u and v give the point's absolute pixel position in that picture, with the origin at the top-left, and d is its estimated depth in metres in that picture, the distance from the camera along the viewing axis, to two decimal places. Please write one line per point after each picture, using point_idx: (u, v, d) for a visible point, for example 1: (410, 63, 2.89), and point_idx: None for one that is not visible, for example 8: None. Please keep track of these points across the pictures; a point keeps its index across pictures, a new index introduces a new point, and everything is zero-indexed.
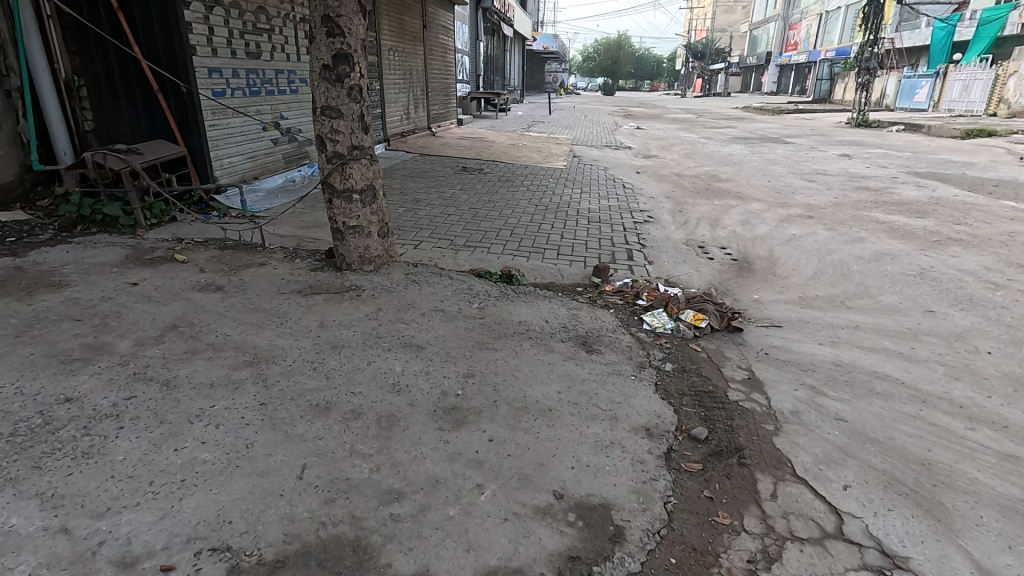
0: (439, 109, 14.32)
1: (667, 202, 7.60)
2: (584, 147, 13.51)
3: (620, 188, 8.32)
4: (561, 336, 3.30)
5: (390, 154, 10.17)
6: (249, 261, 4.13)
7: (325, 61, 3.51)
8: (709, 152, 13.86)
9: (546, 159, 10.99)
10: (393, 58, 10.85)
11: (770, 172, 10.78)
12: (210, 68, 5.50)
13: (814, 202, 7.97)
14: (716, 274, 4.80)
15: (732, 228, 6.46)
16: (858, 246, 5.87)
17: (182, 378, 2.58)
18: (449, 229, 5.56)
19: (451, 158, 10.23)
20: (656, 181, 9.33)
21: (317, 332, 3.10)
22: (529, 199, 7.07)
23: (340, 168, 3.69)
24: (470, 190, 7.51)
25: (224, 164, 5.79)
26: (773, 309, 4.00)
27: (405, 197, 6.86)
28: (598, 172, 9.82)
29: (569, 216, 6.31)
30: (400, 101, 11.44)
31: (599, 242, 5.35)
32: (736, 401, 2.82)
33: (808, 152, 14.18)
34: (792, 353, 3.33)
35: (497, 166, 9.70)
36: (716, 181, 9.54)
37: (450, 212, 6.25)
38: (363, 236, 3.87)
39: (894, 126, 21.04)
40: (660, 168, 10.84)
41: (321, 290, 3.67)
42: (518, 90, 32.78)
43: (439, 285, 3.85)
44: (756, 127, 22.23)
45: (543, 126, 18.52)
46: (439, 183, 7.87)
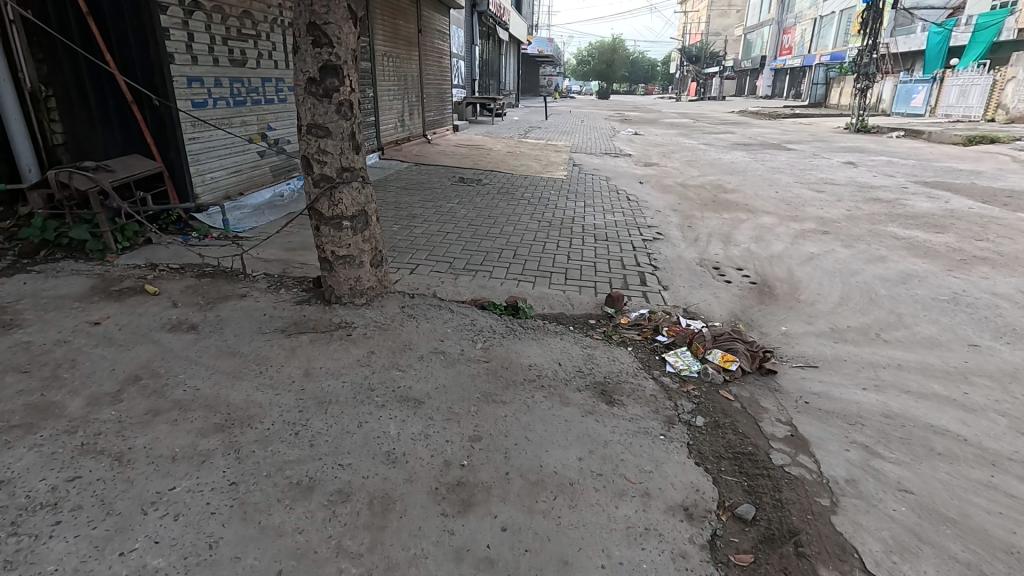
0: (434, 116, 13.96)
1: (675, 216, 7.26)
2: (583, 154, 13.18)
3: (625, 200, 7.98)
4: (576, 384, 2.94)
5: (384, 164, 9.79)
6: (229, 292, 3.75)
7: (311, 74, 3.13)
8: (711, 159, 13.56)
9: (546, 168, 10.65)
10: (387, 63, 10.48)
11: (775, 181, 10.47)
12: (189, 78, 5.11)
13: (827, 215, 7.66)
14: (737, 300, 4.45)
15: (746, 245, 6.13)
16: (881, 265, 5.54)
17: (139, 450, 2.20)
18: (448, 250, 5.19)
19: (447, 167, 9.86)
20: (660, 192, 9.00)
21: (301, 384, 2.72)
22: (531, 214, 6.71)
23: (329, 192, 3.32)
24: (468, 204, 7.14)
25: (205, 179, 5.40)
26: (804, 344, 3.66)
27: (399, 212, 6.47)
28: (600, 182, 9.48)
29: (574, 233, 5.95)
30: (394, 107, 11.06)
31: (609, 264, 5.00)
32: (781, 467, 2.46)
33: (811, 159, 13.93)
34: (835, 401, 2.98)
35: (495, 176, 9.34)
36: (722, 192, 9.22)
37: (448, 229, 5.88)
38: (355, 266, 3.50)
39: (894, 132, 20.87)
40: (663, 178, 10.51)
41: (308, 328, 3.29)
42: (513, 94, 32.50)
43: (438, 321, 3.48)
44: (754, 132, 22.01)
45: (540, 132, 18.20)
46: (435, 196, 7.49)
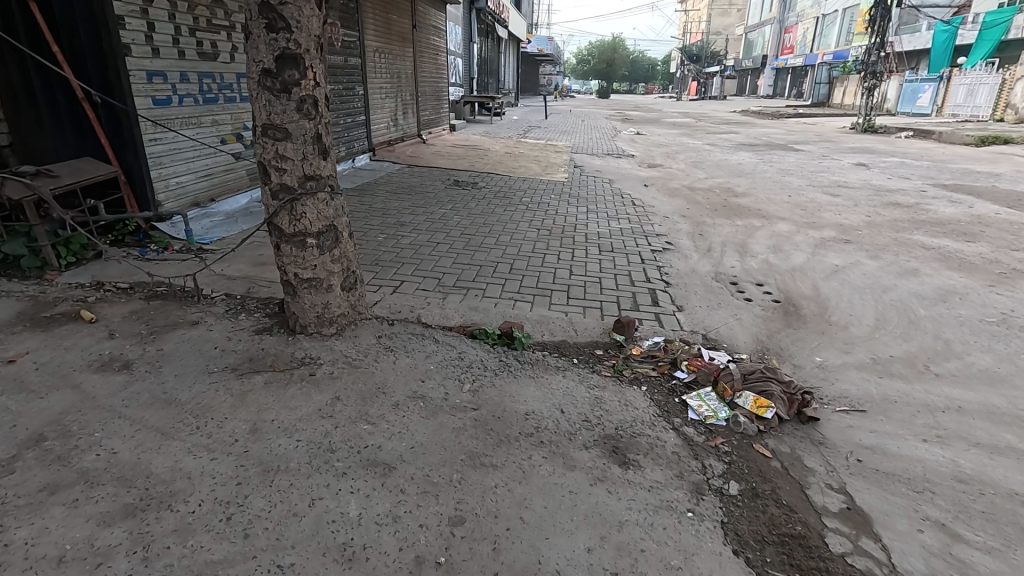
0: (430, 116, 13.47)
1: (684, 223, 6.76)
2: (585, 155, 12.68)
3: (630, 205, 7.48)
4: (582, 439, 2.43)
5: (375, 166, 9.27)
6: (179, 318, 3.24)
7: (265, 65, 2.61)
8: (717, 161, 13.06)
9: (546, 170, 10.15)
10: (378, 60, 9.97)
11: (786, 184, 9.97)
12: (149, 72, 4.60)
13: (846, 222, 7.16)
14: (761, 324, 3.95)
15: (763, 257, 5.63)
16: (913, 279, 5.03)
17: (17, 550, 1.69)
18: (437, 263, 4.68)
19: (442, 170, 9.36)
20: (667, 197, 8.50)
21: (244, 445, 2.21)
22: (530, 222, 6.20)
23: (289, 205, 2.80)
24: (462, 210, 6.63)
25: (169, 185, 4.89)
26: (845, 380, 3.15)
27: (386, 219, 5.96)
28: (603, 185, 8.98)
29: (577, 243, 5.45)
30: (387, 107, 10.56)
31: (615, 280, 4.50)
32: (841, 557, 1.95)
33: (821, 160, 13.44)
34: (893, 458, 2.47)
35: (493, 178, 8.83)
36: (732, 196, 8.72)
37: (438, 238, 5.37)
38: (322, 291, 2.98)
39: (902, 132, 20.37)
40: (668, 180, 10.01)
41: (265, 366, 2.79)
42: (512, 94, 32.03)
43: (419, 356, 2.98)
44: (759, 132, 21.53)
45: (540, 132, 17.72)
46: (426, 201, 6.98)
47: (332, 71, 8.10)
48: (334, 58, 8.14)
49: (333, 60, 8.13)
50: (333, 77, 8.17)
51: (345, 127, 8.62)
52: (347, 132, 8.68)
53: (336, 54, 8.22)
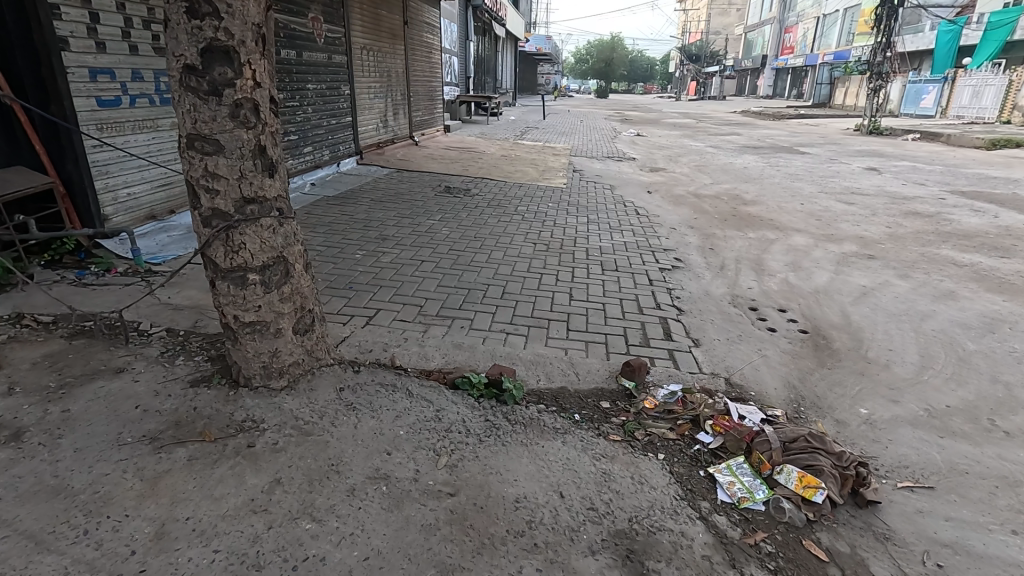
0: (423, 116, 12.92)
1: (693, 236, 6.24)
2: (584, 158, 12.17)
3: (633, 214, 6.95)
4: (587, 542, 1.90)
5: (362, 170, 8.73)
6: (102, 365, 2.70)
7: (189, 60, 2.07)
8: (721, 164, 12.56)
9: (543, 174, 9.63)
10: (367, 58, 9.43)
11: (797, 190, 9.47)
12: (93, 69, 4.06)
13: (867, 234, 6.65)
14: (790, 363, 3.42)
15: (782, 276, 5.11)
16: (952, 303, 4.52)
17: None
18: (419, 286, 4.15)
19: (433, 174, 8.82)
20: (672, 205, 7.98)
21: (141, 562, 1.67)
22: (526, 234, 5.68)
23: (224, 233, 2.27)
24: (452, 220, 6.10)
25: (117, 196, 4.36)
26: (901, 441, 2.63)
27: (367, 231, 5.43)
28: (604, 192, 8.46)
29: (577, 260, 4.93)
30: (376, 107, 10.00)
31: (621, 307, 3.98)
32: None
33: (829, 164, 12.92)
34: (982, 562, 1.95)
35: (487, 184, 8.30)
36: (742, 204, 8.21)
37: (424, 255, 4.84)
38: (269, 337, 2.45)
39: (908, 135, 19.86)
40: (673, 185, 9.51)
41: (193, 433, 2.25)
42: (509, 93, 31.47)
43: (386, 417, 2.44)
44: (761, 134, 21.03)
45: (538, 133, 17.22)
46: (413, 210, 6.46)
47: (314, 69, 7.56)
48: (317, 55, 7.60)
49: (316, 57, 7.59)
50: (317, 76, 7.63)
51: (329, 130, 8.07)
52: (331, 135, 8.14)
53: (319, 51, 7.68)
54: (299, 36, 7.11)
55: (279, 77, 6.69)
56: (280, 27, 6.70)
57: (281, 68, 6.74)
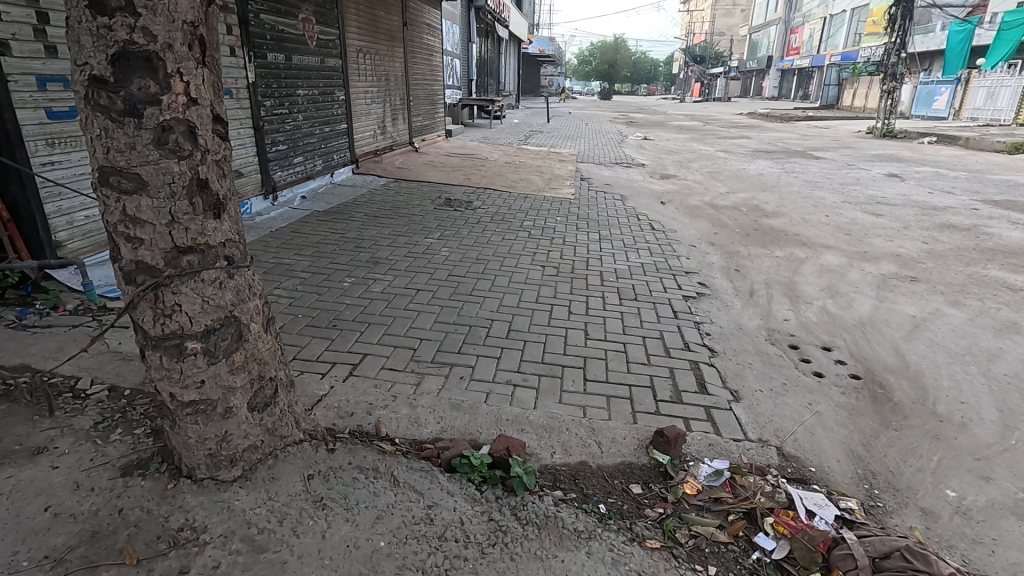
0: (424, 121, 12.43)
1: (715, 255, 5.72)
2: (592, 165, 11.65)
3: (648, 230, 6.43)
4: None
5: (357, 180, 8.23)
6: (18, 443, 2.20)
7: (95, 71, 1.57)
8: (735, 171, 12.02)
9: (549, 183, 9.11)
10: (363, 61, 8.92)
11: (818, 199, 8.93)
12: (41, 78, 3.56)
13: (903, 251, 6.11)
14: (849, 423, 2.89)
15: (820, 303, 4.59)
16: (1019, 338, 3.98)
17: None
18: (413, 322, 3.64)
19: (433, 184, 8.32)
20: (688, 217, 7.45)
21: None
22: (534, 255, 5.17)
23: (152, 292, 1.76)
24: (452, 238, 5.58)
25: (72, 219, 3.85)
26: (1008, 541, 2.10)
27: (358, 253, 4.93)
28: (615, 203, 7.94)
29: (591, 288, 4.42)
30: (373, 113, 9.50)
31: (645, 349, 3.47)
32: None
33: (847, 170, 12.38)
34: None
35: (490, 195, 7.80)
36: (762, 216, 7.69)
37: (419, 282, 4.33)
38: (215, 418, 1.94)
39: (924, 138, 19.28)
40: (687, 195, 8.98)
41: (111, 550, 1.74)
42: (512, 95, 30.96)
43: (364, 520, 1.93)
44: (771, 137, 20.49)
45: (543, 137, 16.72)
46: (409, 226, 5.95)
47: (305, 73, 7.06)
48: (309, 59, 7.09)
49: (308, 61, 7.08)
50: (308, 81, 7.12)
51: (322, 138, 7.57)
52: (324, 143, 7.65)
53: (311, 54, 7.17)
54: (288, 39, 6.59)
55: (267, 83, 6.18)
56: (269, 29, 6.19)
57: (270, 73, 6.23)
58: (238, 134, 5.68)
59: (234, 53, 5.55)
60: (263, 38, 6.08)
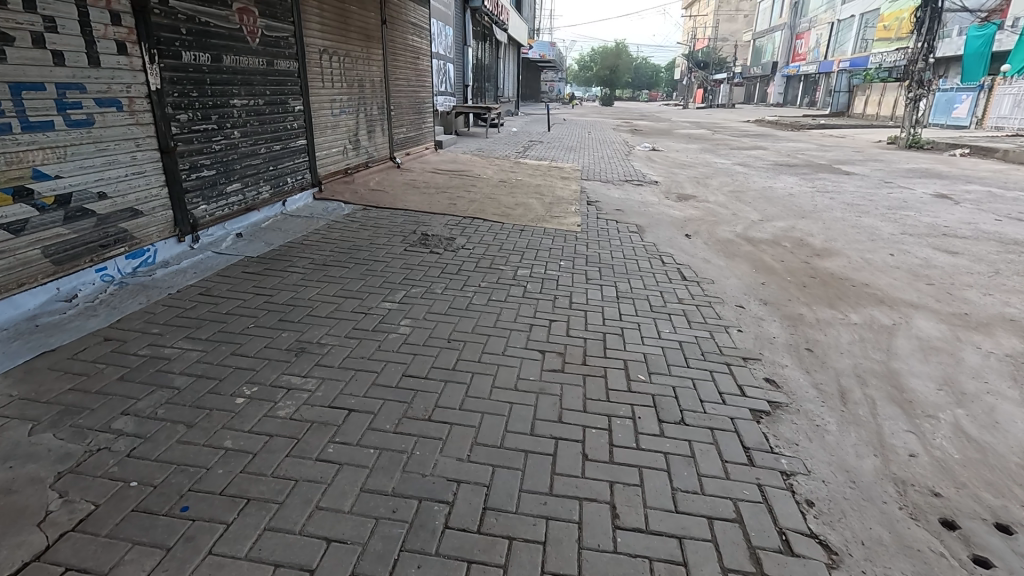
0: (409, 132, 11.04)
1: (773, 325, 4.26)
2: (598, 184, 10.21)
3: (678, 282, 4.98)
4: None
5: (317, 208, 6.78)
6: None
7: None
8: (760, 191, 10.59)
9: (551, 209, 7.67)
10: (328, 64, 7.50)
11: (871, 230, 7.49)
12: None
13: (1015, 313, 4.65)
14: None
15: (950, 417, 3.12)
16: None
17: None
18: (322, 497, 2.17)
19: (410, 213, 6.88)
20: (723, 258, 6.02)
21: None
22: (530, 335, 3.70)
23: None
24: (418, 301, 4.13)
25: None
26: None
27: (278, 334, 3.47)
28: (631, 237, 6.48)
29: (613, 403, 2.96)
30: (343, 125, 8.07)
31: (717, 558, 2.01)
32: None
33: (886, 188, 10.96)
34: None
35: (477, 229, 6.34)
36: (814, 256, 6.23)
37: (354, 395, 2.86)
38: None
39: (954, 150, 17.87)
40: (714, 224, 7.54)
41: None
42: (512, 101, 29.64)
43: None
44: (788, 148, 19.07)
45: (543, 149, 15.29)
46: (365, 280, 4.51)
47: (245, 78, 5.61)
48: (249, 60, 5.65)
49: (248, 63, 5.63)
50: (249, 87, 5.66)
51: (268, 160, 6.11)
52: (273, 164, 6.22)
53: (253, 54, 5.72)
54: (217, 34, 5.15)
55: (182, 90, 4.72)
56: (185, 19, 4.74)
57: (187, 78, 4.78)
58: (134, 160, 4.24)
59: (126, 50, 4.10)
60: (176, 31, 4.64)
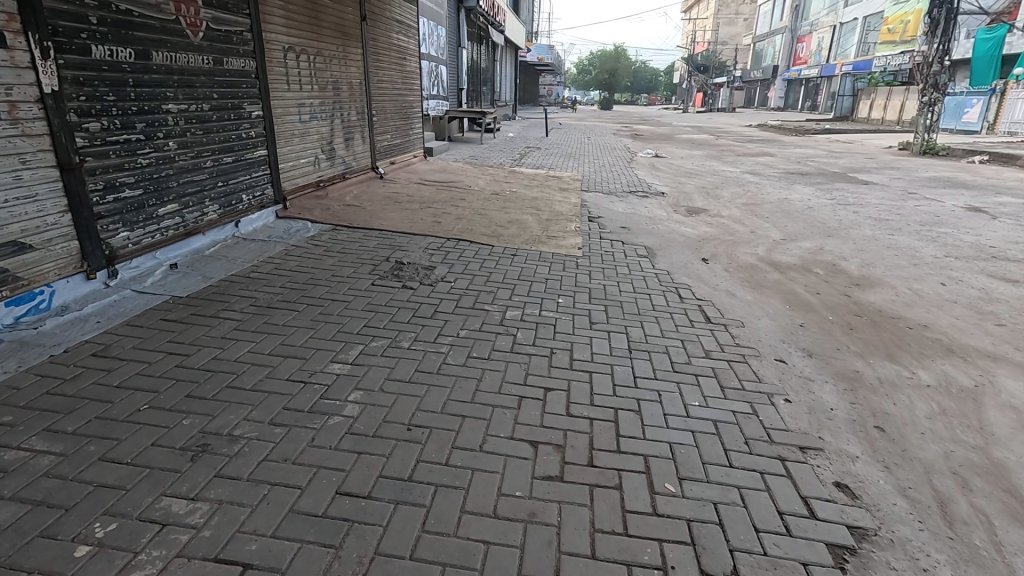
0: (395, 139, 10.20)
1: (827, 389, 3.37)
2: (600, 196, 9.37)
3: (701, 327, 4.10)
4: None
5: (279, 228, 5.91)
6: None
7: None
8: (777, 203, 9.76)
9: (548, 227, 6.80)
10: (295, 63, 6.62)
11: (910, 251, 6.63)
12: None
13: None
14: None
15: None
16: None
17: None
18: None
19: (386, 234, 6.00)
20: (748, 289, 5.16)
21: None
22: (517, 415, 2.81)
23: None
24: (376, 363, 3.24)
25: None
26: None
27: (176, 421, 2.56)
28: (641, 263, 5.61)
29: (634, 541, 2.07)
30: (315, 132, 7.20)
31: None
32: None
33: (913, 200, 10.12)
34: None
35: (462, 254, 5.45)
36: (854, 287, 5.36)
37: (257, 537, 1.97)
38: None
39: (972, 156, 17.10)
40: (733, 245, 6.68)
41: None
42: (509, 106, 28.87)
43: None
44: (796, 154, 18.30)
45: (540, 155, 14.45)
46: (315, 330, 3.62)
47: (184, 79, 4.73)
48: (188, 58, 4.76)
49: (187, 61, 4.74)
50: (189, 90, 4.78)
51: (215, 175, 5.23)
52: (223, 179, 5.34)
53: (195, 51, 4.84)
54: (144, 25, 4.27)
55: (93, 93, 3.83)
56: (97, 5, 3.85)
57: (100, 78, 3.89)
58: (17, 181, 3.35)
59: (4, 42, 3.22)
60: (83, 21, 3.75)
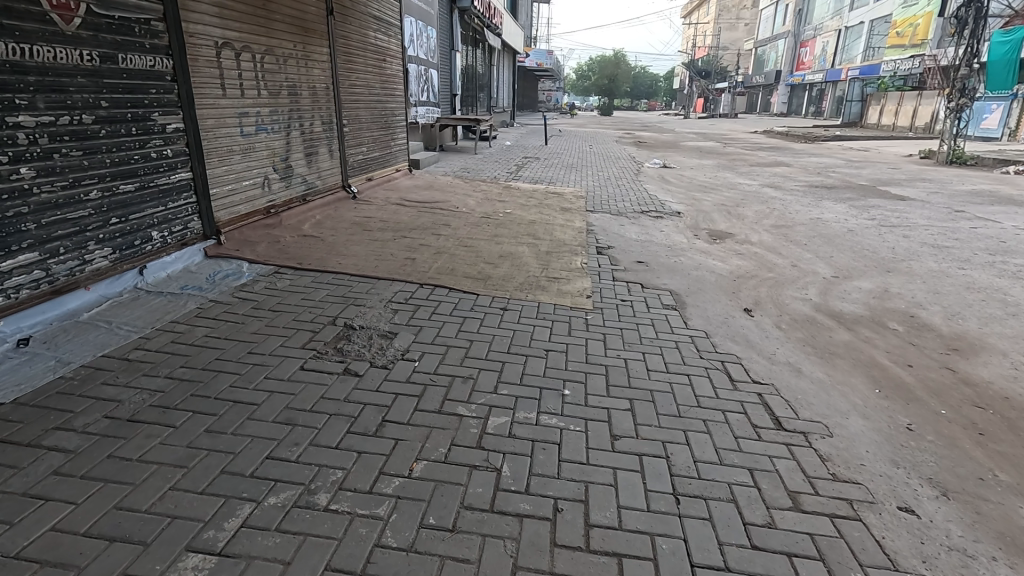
0: (374, 152, 8.96)
1: None
2: (608, 218, 8.10)
3: (773, 443, 2.79)
4: None
5: (205, 273, 4.62)
6: None
7: None
8: (811, 224, 8.48)
9: (549, 263, 5.50)
10: (235, 62, 5.34)
11: (999, 294, 5.32)
12: None
13: None
14: None
15: None
16: None
17: None
18: None
19: (342, 280, 4.71)
20: (817, 360, 3.86)
21: None
22: None
23: None
24: (263, 551, 1.95)
25: None
26: None
27: None
28: (669, 319, 4.33)
29: None
30: (265, 147, 5.92)
31: None
32: None
33: (967, 220, 8.83)
34: None
35: (436, 310, 4.16)
36: (952, 353, 4.05)
37: None
38: None
39: (1006, 166, 15.86)
40: (776, 287, 5.38)
41: None
42: (507, 112, 27.68)
43: None
44: (814, 164, 17.08)
45: (539, 167, 13.21)
46: (186, 470, 2.32)
47: (49, 80, 3.45)
48: (55, 52, 3.47)
49: (53, 56, 3.46)
50: (59, 96, 3.51)
51: (105, 210, 3.92)
52: (120, 213, 4.06)
53: (68, 43, 3.56)
54: None
55: None
56: None
57: None
58: None
59: None
60: None
